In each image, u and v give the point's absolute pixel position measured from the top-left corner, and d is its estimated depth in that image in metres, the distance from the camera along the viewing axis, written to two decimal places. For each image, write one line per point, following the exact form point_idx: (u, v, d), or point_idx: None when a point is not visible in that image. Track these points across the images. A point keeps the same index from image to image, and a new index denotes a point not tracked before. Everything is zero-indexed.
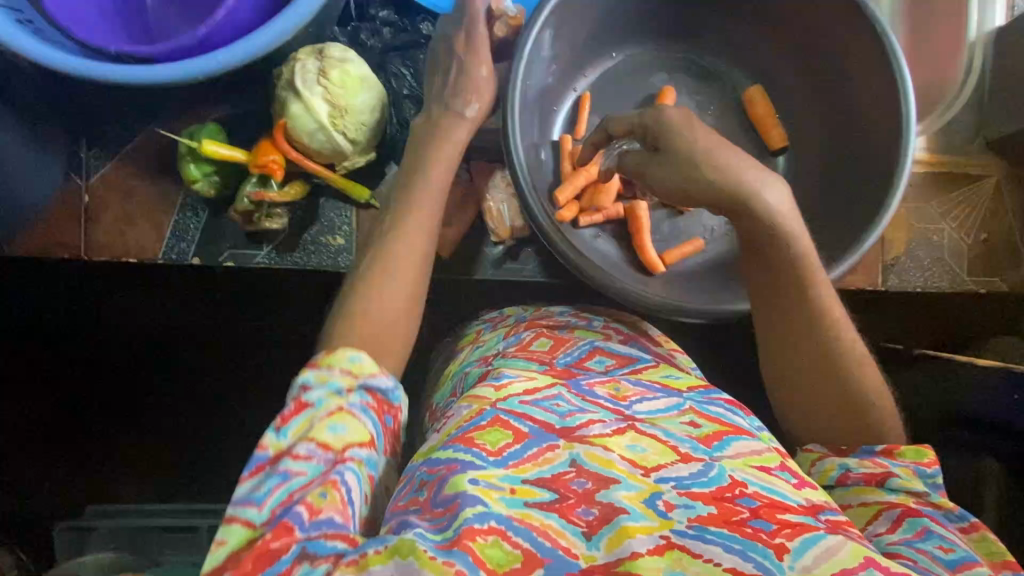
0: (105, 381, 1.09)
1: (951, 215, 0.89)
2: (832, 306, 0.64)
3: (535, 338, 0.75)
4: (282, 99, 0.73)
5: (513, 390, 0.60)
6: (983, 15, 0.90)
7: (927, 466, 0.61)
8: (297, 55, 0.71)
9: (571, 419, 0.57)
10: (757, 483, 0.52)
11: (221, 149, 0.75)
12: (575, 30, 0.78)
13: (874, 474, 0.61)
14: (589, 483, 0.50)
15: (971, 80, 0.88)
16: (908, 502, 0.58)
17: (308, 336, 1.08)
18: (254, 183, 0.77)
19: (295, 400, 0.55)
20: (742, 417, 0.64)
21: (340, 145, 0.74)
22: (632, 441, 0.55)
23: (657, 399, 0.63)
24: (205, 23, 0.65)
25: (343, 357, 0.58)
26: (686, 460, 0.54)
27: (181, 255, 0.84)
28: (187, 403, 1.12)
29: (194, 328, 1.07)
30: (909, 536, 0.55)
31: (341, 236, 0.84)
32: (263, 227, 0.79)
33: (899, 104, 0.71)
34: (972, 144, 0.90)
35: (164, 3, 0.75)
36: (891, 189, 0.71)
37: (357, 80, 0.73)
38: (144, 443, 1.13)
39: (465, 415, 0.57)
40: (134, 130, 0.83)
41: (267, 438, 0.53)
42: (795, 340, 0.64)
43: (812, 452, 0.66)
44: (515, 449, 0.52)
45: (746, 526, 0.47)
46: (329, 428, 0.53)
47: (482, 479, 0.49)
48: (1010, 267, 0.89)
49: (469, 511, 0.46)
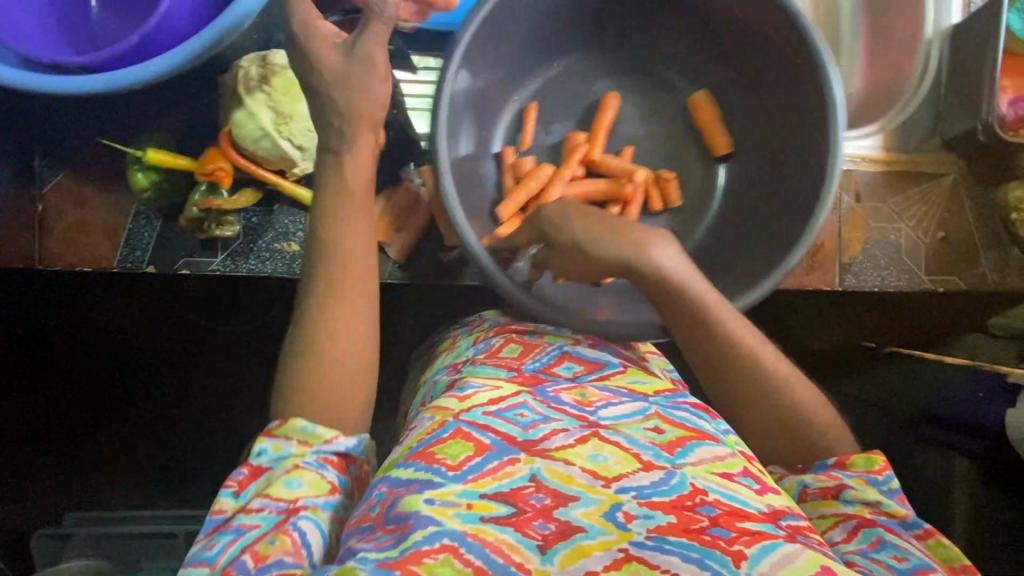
0: (74, 387, 1.09)
1: (908, 214, 0.88)
2: (749, 330, 0.66)
3: (506, 343, 0.74)
4: (226, 107, 0.74)
5: (477, 400, 0.62)
6: (939, 12, 0.89)
7: (880, 473, 0.62)
8: (240, 63, 0.72)
9: (533, 430, 0.59)
10: (717, 491, 0.54)
11: (166, 156, 0.76)
12: (510, 41, 0.78)
13: (829, 487, 0.63)
14: (547, 498, 0.51)
15: (926, 79, 0.89)
16: (864, 512, 0.60)
17: (275, 341, 1.08)
18: (202, 191, 0.77)
19: (249, 466, 0.56)
20: (708, 422, 0.65)
21: (286, 151, 0.74)
22: (594, 450, 0.57)
23: (621, 404, 0.64)
24: (138, 30, 0.65)
25: (297, 427, 0.57)
26: (648, 468, 0.56)
27: (136, 264, 0.81)
28: (156, 409, 1.12)
29: (161, 335, 1.07)
30: (864, 548, 0.57)
31: (296, 242, 0.82)
32: (214, 235, 0.79)
33: (826, 107, 0.71)
34: (929, 143, 0.89)
35: (109, 11, 0.74)
36: (823, 192, 0.71)
37: (300, 86, 0.73)
38: (115, 451, 1.12)
39: (427, 427, 0.60)
40: (79, 135, 0.81)
41: (224, 503, 0.54)
42: (719, 368, 0.66)
43: (773, 473, 0.68)
44: (475, 463, 0.54)
45: (704, 533, 0.49)
46: (284, 483, 0.54)
47: (437, 498, 0.50)
48: (968, 267, 0.88)
49: (417, 534, 0.47)
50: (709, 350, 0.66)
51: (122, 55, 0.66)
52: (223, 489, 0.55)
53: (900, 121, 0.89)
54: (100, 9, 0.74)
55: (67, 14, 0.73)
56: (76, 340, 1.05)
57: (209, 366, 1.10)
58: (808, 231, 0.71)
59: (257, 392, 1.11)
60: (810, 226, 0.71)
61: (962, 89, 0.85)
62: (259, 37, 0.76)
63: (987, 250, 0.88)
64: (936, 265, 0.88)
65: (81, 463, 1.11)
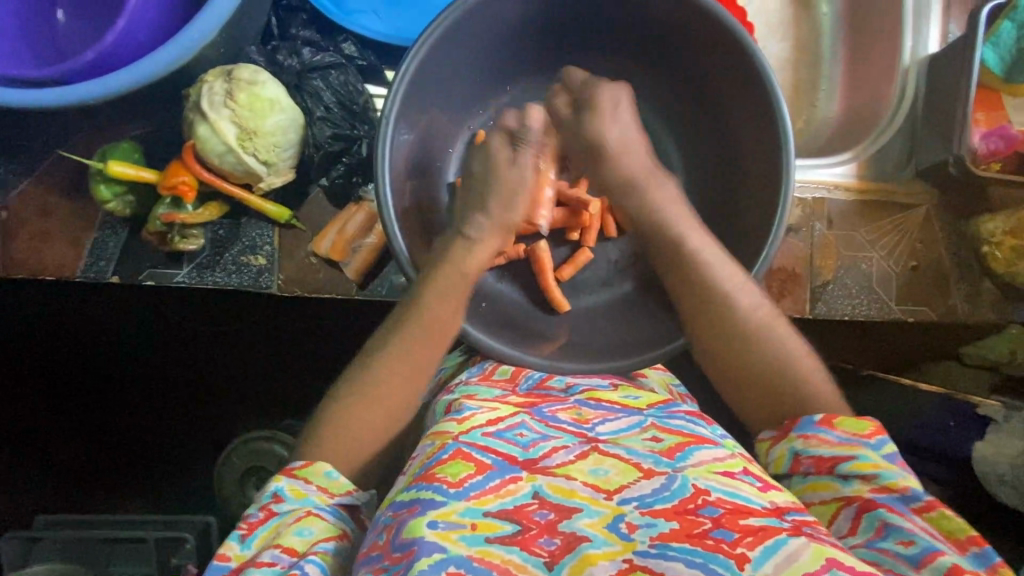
0: (53, 389, 1.07)
1: (880, 243, 0.88)
2: (757, 306, 0.67)
3: (498, 367, 0.73)
4: (190, 120, 0.73)
5: (476, 422, 0.58)
6: (917, 41, 0.89)
7: (871, 437, 0.55)
8: (205, 78, 0.71)
9: (534, 449, 0.56)
10: (720, 490, 0.51)
11: (127, 169, 0.75)
12: (467, 58, 0.77)
13: (824, 458, 0.56)
14: (551, 513, 0.50)
15: (902, 108, 0.89)
16: (862, 492, 0.53)
17: (249, 351, 1.08)
18: (166, 205, 0.76)
19: (263, 509, 0.55)
20: (704, 428, 0.62)
21: (252, 167, 0.74)
22: (595, 464, 0.54)
23: (619, 420, 0.62)
24: (95, 47, 0.63)
25: (320, 472, 0.58)
26: (649, 476, 0.53)
27: (100, 274, 0.80)
28: (133, 412, 1.11)
29: (136, 340, 1.06)
30: (870, 537, 0.51)
31: (263, 256, 0.80)
32: (177, 249, 0.77)
33: (777, 129, 0.70)
34: (903, 173, 0.89)
35: (76, 24, 0.74)
36: (773, 222, 0.71)
37: (266, 102, 0.72)
38: (91, 453, 1.11)
39: (428, 452, 0.56)
40: (50, 145, 0.80)
41: (231, 549, 0.53)
42: (748, 354, 0.65)
43: (765, 440, 0.61)
44: (476, 481, 0.51)
45: (707, 538, 0.46)
46: (295, 533, 0.53)
47: (440, 520, 0.48)
48: (938, 297, 0.88)
49: (424, 562, 0.45)
50: (690, 293, 0.70)
51: (77, 71, 0.64)
52: (234, 533, 0.54)
53: (873, 150, 0.89)
54: (66, 21, 0.74)
55: (28, 24, 0.71)
56: (55, 342, 1.04)
57: (181, 374, 1.09)
58: (758, 264, 0.71)
59: (228, 401, 1.11)
60: (761, 253, 0.71)
61: (936, 122, 0.85)
62: (229, 50, 0.75)
63: (958, 281, 0.89)
64: (906, 295, 0.88)
65: (55, 468, 1.09)
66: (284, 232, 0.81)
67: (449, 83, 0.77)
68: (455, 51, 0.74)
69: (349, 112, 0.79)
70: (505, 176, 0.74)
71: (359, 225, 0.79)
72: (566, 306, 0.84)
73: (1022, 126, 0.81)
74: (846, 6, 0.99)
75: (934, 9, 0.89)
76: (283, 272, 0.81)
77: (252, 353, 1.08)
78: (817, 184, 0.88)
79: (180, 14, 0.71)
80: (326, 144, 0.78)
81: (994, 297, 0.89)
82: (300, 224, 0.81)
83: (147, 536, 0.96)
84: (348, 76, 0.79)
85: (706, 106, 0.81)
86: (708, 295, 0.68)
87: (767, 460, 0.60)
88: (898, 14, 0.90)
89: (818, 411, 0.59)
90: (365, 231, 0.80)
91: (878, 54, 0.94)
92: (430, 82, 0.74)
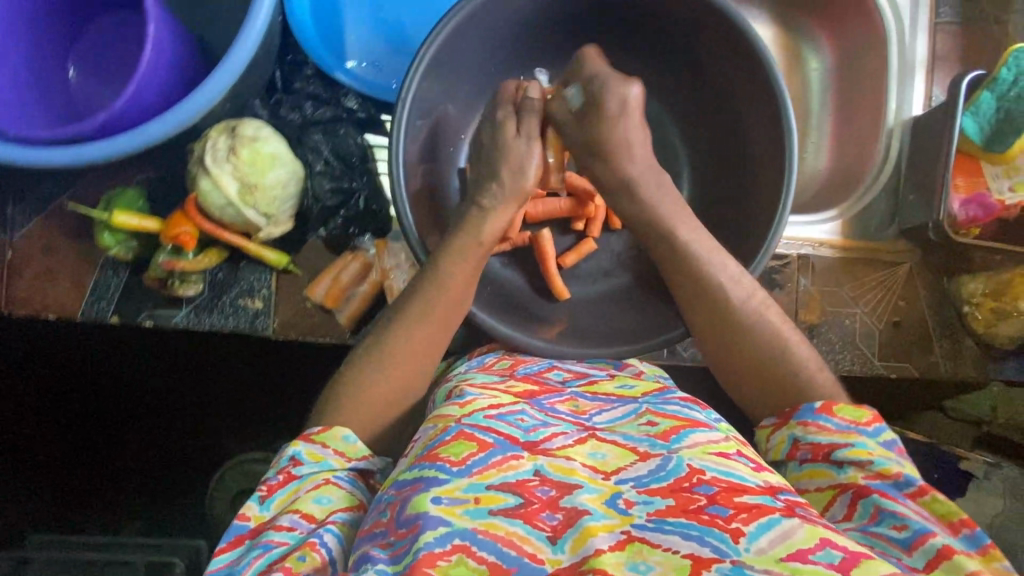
0: (68, 412, 1.07)
1: (863, 299, 0.91)
2: (757, 319, 0.68)
3: (498, 359, 0.74)
4: (192, 173, 0.75)
5: (478, 405, 0.57)
6: (901, 103, 0.92)
7: (869, 425, 0.57)
8: (208, 133, 0.74)
9: (534, 433, 0.55)
10: (715, 470, 0.51)
11: (131, 219, 0.77)
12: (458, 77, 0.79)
13: (822, 444, 0.57)
14: (553, 490, 0.49)
15: (886, 169, 0.92)
16: (858, 479, 0.54)
17: (244, 382, 1.09)
18: (167, 252, 0.79)
19: (283, 472, 0.55)
20: (699, 412, 0.61)
21: (252, 220, 0.77)
22: (594, 448, 0.55)
23: (614, 410, 0.63)
24: (105, 111, 0.65)
25: (337, 437, 0.58)
26: (645, 458, 0.53)
27: (100, 314, 0.82)
28: (148, 428, 1.13)
29: (152, 367, 1.05)
30: (864, 523, 0.52)
31: (259, 300, 0.82)
32: (177, 293, 0.80)
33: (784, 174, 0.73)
34: (887, 231, 0.92)
35: (84, 78, 0.79)
36: (772, 228, 0.73)
37: (268, 158, 0.75)
38: (107, 466, 1.13)
39: (430, 434, 0.55)
40: (57, 189, 0.83)
41: (251, 509, 0.53)
42: (754, 366, 0.66)
43: (767, 428, 0.63)
44: (479, 458, 0.51)
45: (702, 513, 0.46)
46: (314, 500, 0.53)
47: (444, 496, 0.47)
48: (920, 353, 0.90)
49: (428, 536, 0.45)
50: (690, 290, 0.71)
51: (86, 132, 0.66)
52: (254, 494, 0.54)
53: (858, 208, 0.92)
54: (76, 78, 0.78)
55: (43, 81, 0.75)
56: (71, 372, 1.03)
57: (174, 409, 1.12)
58: (759, 257, 0.73)
59: (222, 434, 1.14)
60: (761, 250, 0.73)
61: (918, 184, 0.88)
62: (234, 104, 0.78)
63: (940, 338, 0.90)
64: (889, 351, 0.90)
65: (71, 485, 1.10)
66: (282, 276, 0.83)
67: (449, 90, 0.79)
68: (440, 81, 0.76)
69: (347, 165, 0.82)
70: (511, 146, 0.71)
71: (353, 274, 0.81)
72: (567, 294, 0.86)
73: (1001, 195, 0.83)
74: (835, 63, 0.99)
75: (918, 74, 0.93)
76: (278, 315, 0.83)
77: (243, 387, 1.10)
78: (802, 242, 0.91)
79: (186, 71, 0.73)
80: (325, 198, 0.80)
81: (978, 355, 0.89)
82: (296, 269, 0.83)
83: (133, 559, 0.99)
84: (347, 130, 0.82)
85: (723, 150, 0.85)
86: (715, 310, 0.69)
87: (767, 446, 0.62)
88: (883, 76, 0.93)
89: (818, 400, 0.61)
90: (358, 279, 0.82)
91: (863, 112, 0.96)
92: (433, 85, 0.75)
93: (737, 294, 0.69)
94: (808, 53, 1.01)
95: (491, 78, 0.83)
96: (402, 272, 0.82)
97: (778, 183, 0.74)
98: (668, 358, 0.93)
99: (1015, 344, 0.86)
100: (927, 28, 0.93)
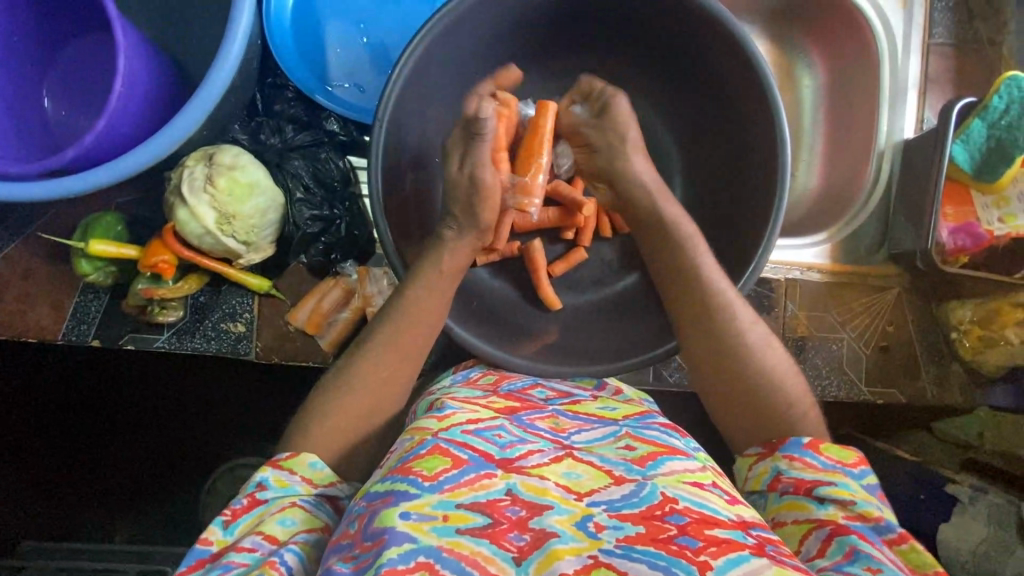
0: (83, 415, 1.06)
1: (851, 324, 0.90)
2: (761, 348, 0.66)
3: (484, 373, 0.73)
4: (170, 202, 0.74)
5: (456, 420, 0.56)
6: (892, 126, 0.91)
7: (854, 467, 0.57)
8: (185, 162, 0.73)
9: (511, 450, 0.53)
10: (688, 500, 0.50)
11: (109, 248, 0.77)
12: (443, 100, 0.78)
13: (804, 480, 0.56)
14: (523, 510, 0.48)
15: (875, 193, 0.91)
16: (837, 518, 0.53)
17: (225, 402, 1.07)
18: (146, 279, 0.78)
19: (248, 497, 0.54)
20: (678, 439, 0.60)
21: (231, 247, 0.76)
22: (568, 468, 0.53)
23: (594, 430, 0.61)
24: (74, 146, 0.62)
25: (305, 464, 0.57)
26: (619, 482, 0.52)
27: (81, 338, 0.81)
28: (157, 435, 1.09)
29: (161, 375, 1.03)
30: (837, 560, 0.51)
31: (242, 323, 0.82)
32: (157, 320, 0.80)
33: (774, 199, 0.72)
34: (875, 254, 0.92)
35: (61, 108, 0.78)
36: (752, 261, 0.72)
37: (245, 186, 0.74)
38: (115, 472, 1.09)
39: (406, 447, 0.54)
40: (37, 213, 0.82)
41: (213, 534, 0.52)
42: (754, 395, 0.64)
43: (750, 456, 0.63)
44: (451, 475, 0.49)
45: (671, 543, 0.45)
46: (278, 522, 0.52)
47: (413, 512, 0.46)
48: (908, 379, 0.89)
49: (392, 552, 0.43)
50: (688, 304, 0.69)
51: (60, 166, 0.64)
52: (218, 517, 0.53)
53: (847, 232, 0.92)
54: (53, 107, 0.78)
55: (21, 110, 0.74)
56: (86, 376, 1.02)
57: (160, 430, 1.09)
58: (747, 274, 0.72)
59: (207, 456, 1.11)
60: (745, 273, 0.72)
61: (908, 209, 0.87)
62: (214, 129, 0.77)
63: (927, 364, 0.89)
64: (876, 376, 0.89)
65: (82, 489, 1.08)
66: (264, 300, 0.82)
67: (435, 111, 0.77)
68: (421, 105, 0.74)
69: (329, 190, 0.81)
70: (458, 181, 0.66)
71: (334, 301, 0.81)
72: (559, 303, 0.85)
73: (989, 225, 0.82)
74: (827, 81, 0.97)
75: (909, 96, 0.91)
76: (261, 339, 0.82)
77: (228, 407, 1.07)
78: (790, 265, 0.91)
79: (157, 99, 0.70)
80: (306, 225, 0.79)
81: (965, 381, 0.89)
82: (279, 293, 0.82)
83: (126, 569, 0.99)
84: (328, 155, 0.81)
85: (714, 172, 0.83)
86: (720, 331, 0.66)
87: (747, 475, 0.62)
88: (874, 97, 0.91)
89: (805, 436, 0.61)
90: (339, 306, 0.81)
91: (854, 132, 0.94)
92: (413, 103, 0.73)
93: (745, 319, 0.67)
94: (800, 70, 0.99)
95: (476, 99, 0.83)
96: (384, 297, 0.82)
97: (763, 213, 0.73)
98: (654, 382, 0.93)
99: (1002, 371, 0.86)
100: (921, 47, 0.91)
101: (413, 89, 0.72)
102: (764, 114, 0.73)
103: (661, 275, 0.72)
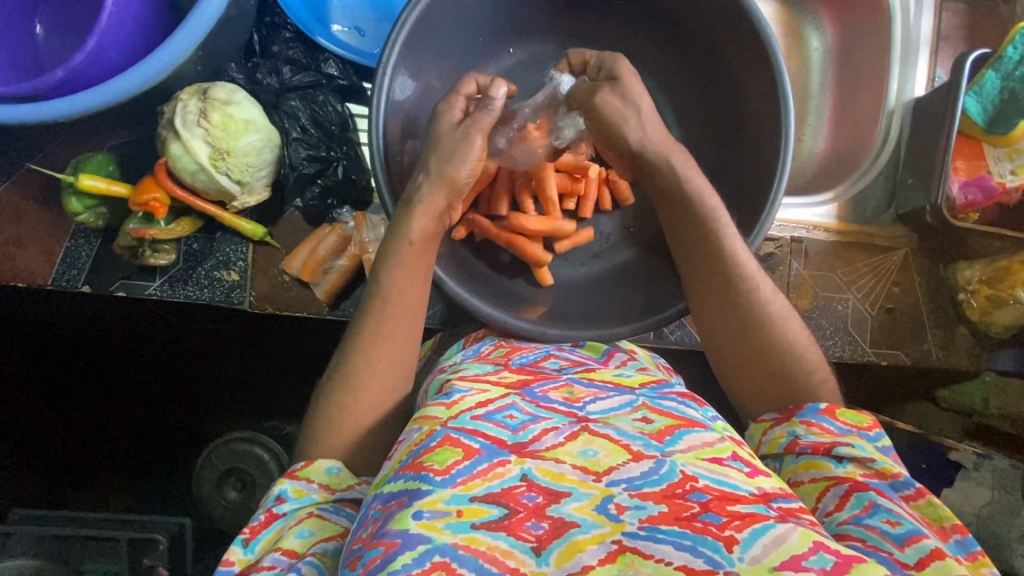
0: (89, 377, 1.03)
1: (857, 285, 0.89)
2: (782, 317, 0.64)
3: (496, 347, 0.69)
4: (162, 137, 0.73)
5: (466, 405, 0.52)
6: (903, 84, 0.89)
7: (869, 430, 0.56)
8: (179, 96, 0.71)
9: (524, 432, 0.50)
10: (708, 477, 0.47)
11: (97, 183, 0.75)
12: (449, 45, 0.75)
13: (822, 442, 0.55)
14: (540, 497, 0.45)
15: (886, 150, 0.89)
16: (856, 476, 0.52)
17: (215, 365, 1.04)
18: (138, 219, 0.76)
19: (266, 512, 0.52)
20: (695, 409, 0.57)
21: (225, 187, 0.74)
22: (584, 445, 0.49)
23: (609, 398, 0.57)
24: (64, 67, 0.64)
25: (320, 469, 0.55)
26: (638, 458, 0.48)
27: (70, 283, 0.79)
28: (160, 404, 1.06)
29: (161, 338, 1.00)
30: (857, 513, 0.50)
31: (236, 272, 0.80)
32: (148, 263, 0.77)
33: (778, 138, 0.68)
34: (882, 217, 0.90)
35: (52, 36, 0.76)
36: (762, 214, 0.68)
37: (240, 124, 0.72)
38: (118, 439, 1.06)
39: (415, 438, 0.50)
40: (29, 155, 0.80)
41: (234, 554, 0.50)
42: (776, 363, 0.62)
43: (765, 422, 0.61)
44: (464, 467, 0.46)
45: (695, 520, 0.42)
46: (295, 535, 0.50)
47: (425, 509, 0.43)
48: (913, 342, 0.88)
49: (406, 556, 0.40)
50: (702, 269, 0.66)
51: (44, 88, 0.65)
52: (236, 537, 0.51)
53: (855, 191, 0.90)
54: (44, 35, 0.76)
55: (10, 36, 0.74)
56: (99, 340, 0.99)
57: (158, 388, 1.05)
58: (760, 224, 0.68)
59: (204, 411, 1.07)
60: (754, 230, 0.68)
61: (914, 166, 0.85)
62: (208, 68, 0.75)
63: (934, 326, 0.88)
64: (882, 338, 0.88)
65: (83, 454, 1.05)
66: (259, 249, 0.80)
67: (442, 52, 0.74)
68: (424, 51, 0.71)
69: (326, 134, 0.80)
70: (456, 131, 0.63)
71: (330, 248, 0.79)
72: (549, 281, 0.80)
73: (1002, 177, 0.81)
74: (836, 43, 0.95)
75: (921, 55, 0.89)
76: (255, 289, 0.80)
77: (221, 372, 1.04)
78: (797, 224, 0.89)
79: (155, 36, 0.73)
80: (302, 165, 0.78)
81: (970, 344, 0.87)
82: (274, 242, 0.80)
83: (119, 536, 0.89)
84: (327, 97, 0.80)
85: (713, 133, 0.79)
86: (739, 302, 0.64)
87: (763, 440, 0.60)
88: (885, 57, 0.89)
89: (822, 402, 0.60)
90: (337, 253, 0.79)
91: (864, 92, 0.92)
92: (425, 41, 0.71)
93: (765, 286, 0.65)
94: (810, 32, 0.97)
95: (482, 47, 0.79)
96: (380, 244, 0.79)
97: (767, 166, 0.70)
98: (655, 341, 0.91)
99: (1009, 333, 0.85)
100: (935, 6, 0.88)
101: (427, 23, 0.69)
102: (764, 71, 0.69)
103: (677, 233, 0.68)
